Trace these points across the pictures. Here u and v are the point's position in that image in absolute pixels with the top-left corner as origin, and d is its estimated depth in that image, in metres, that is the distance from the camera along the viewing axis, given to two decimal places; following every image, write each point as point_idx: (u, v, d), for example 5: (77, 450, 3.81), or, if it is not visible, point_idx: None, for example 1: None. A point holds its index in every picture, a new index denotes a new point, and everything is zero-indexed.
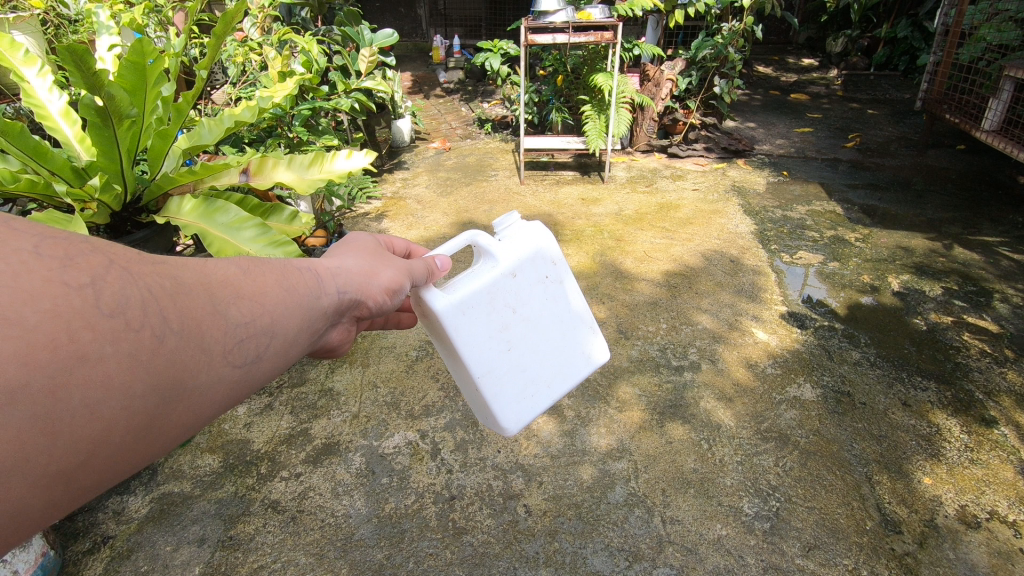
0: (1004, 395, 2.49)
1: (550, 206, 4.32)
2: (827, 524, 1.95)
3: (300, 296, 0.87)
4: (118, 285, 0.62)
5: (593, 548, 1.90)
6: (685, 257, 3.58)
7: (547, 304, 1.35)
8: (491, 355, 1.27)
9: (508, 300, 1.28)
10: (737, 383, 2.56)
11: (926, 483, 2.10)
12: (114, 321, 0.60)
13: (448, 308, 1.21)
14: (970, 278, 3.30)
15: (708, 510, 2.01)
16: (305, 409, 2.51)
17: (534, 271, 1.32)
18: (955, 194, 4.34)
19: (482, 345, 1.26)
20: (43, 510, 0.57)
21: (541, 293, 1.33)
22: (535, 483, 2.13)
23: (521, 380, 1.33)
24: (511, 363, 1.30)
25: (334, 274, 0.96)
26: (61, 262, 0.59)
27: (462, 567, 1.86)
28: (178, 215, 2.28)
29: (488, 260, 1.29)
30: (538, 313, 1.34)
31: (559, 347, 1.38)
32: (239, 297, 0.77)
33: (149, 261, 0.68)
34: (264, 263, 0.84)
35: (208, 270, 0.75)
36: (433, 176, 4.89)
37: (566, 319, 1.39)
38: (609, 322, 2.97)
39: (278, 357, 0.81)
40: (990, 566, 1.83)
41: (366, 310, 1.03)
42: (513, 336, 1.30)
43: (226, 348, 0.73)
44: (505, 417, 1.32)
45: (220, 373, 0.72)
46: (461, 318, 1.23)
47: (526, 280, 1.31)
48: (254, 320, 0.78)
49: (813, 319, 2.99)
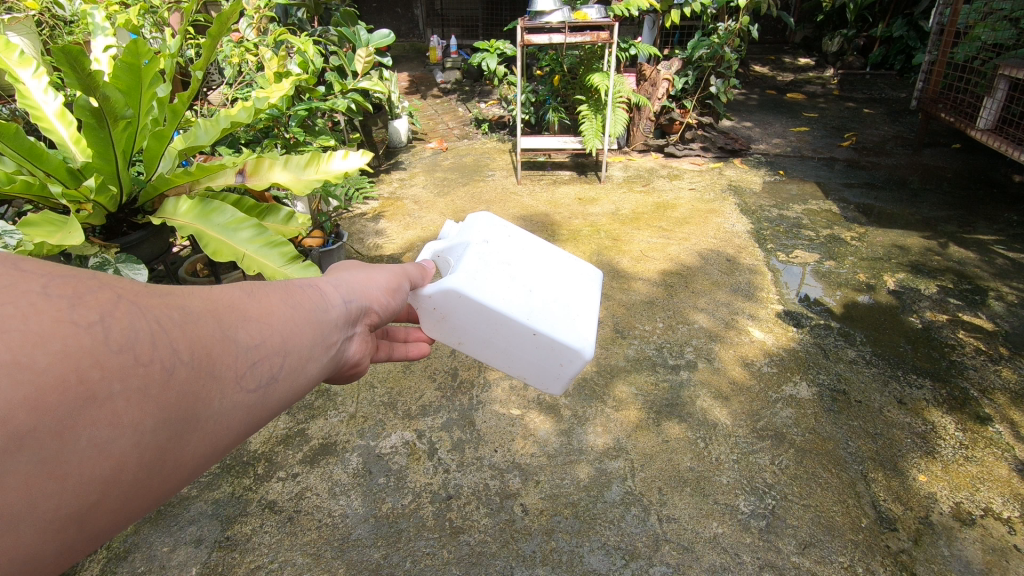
0: (998, 392, 2.50)
1: (547, 206, 4.32)
2: (823, 521, 1.96)
3: (309, 311, 0.88)
4: (128, 320, 0.61)
5: (590, 546, 1.91)
6: (682, 255, 3.60)
7: (533, 249, 1.38)
8: (522, 299, 1.25)
9: (500, 255, 1.31)
10: (734, 381, 2.57)
11: (921, 480, 2.11)
12: (124, 358, 0.59)
13: (461, 281, 1.20)
14: (966, 277, 3.31)
15: (704, 508, 2.01)
16: (302, 410, 2.52)
17: (499, 233, 1.35)
18: (951, 193, 4.36)
19: (508, 296, 1.23)
20: (57, 556, 0.54)
21: (521, 243, 1.37)
22: (532, 482, 2.14)
23: (559, 309, 1.29)
24: (545, 297, 1.28)
25: (336, 286, 0.97)
26: (70, 301, 0.57)
27: (459, 566, 1.87)
28: (174, 215, 2.28)
29: (460, 247, 1.31)
30: (528, 259, 1.35)
31: (563, 275, 1.37)
32: (247, 321, 0.76)
33: (156, 292, 0.67)
34: (268, 285, 0.84)
35: (214, 295, 0.75)
36: (430, 177, 4.90)
37: (552, 260, 1.39)
38: (606, 321, 2.98)
39: (292, 377, 0.81)
40: (984, 562, 1.84)
41: (375, 316, 1.04)
42: (526, 279, 1.30)
43: (237, 374, 0.72)
44: (575, 341, 1.25)
45: (233, 400, 0.71)
46: (476, 285, 1.21)
47: (502, 239, 1.34)
48: (264, 342, 0.77)
49: (809, 317, 3.00)
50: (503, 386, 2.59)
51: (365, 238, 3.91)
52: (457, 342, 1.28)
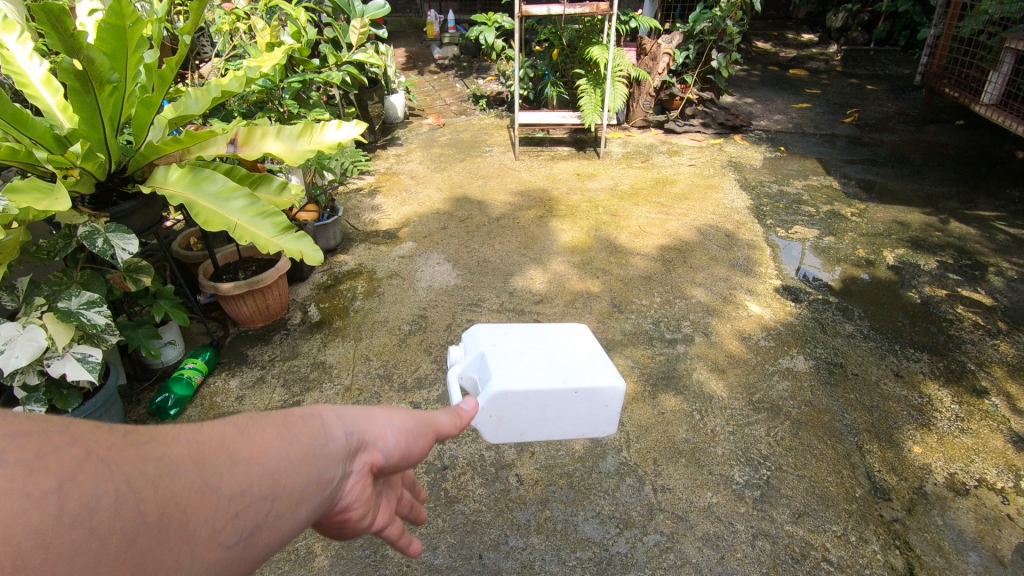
0: (996, 365, 2.50)
1: (546, 182, 4.28)
2: (817, 491, 1.97)
3: (318, 446, 0.76)
4: (89, 486, 0.54)
5: (584, 516, 1.91)
6: (680, 230, 3.57)
7: (522, 331, 1.25)
8: (545, 372, 1.14)
9: (506, 351, 1.17)
10: (731, 355, 2.56)
11: (916, 452, 2.11)
12: (75, 532, 0.52)
13: (500, 378, 1.09)
14: (966, 252, 3.29)
15: (699, 479, 2.02)
16: (298, 382, 2.52)
17: (487, 336, 1.20)
18: (953, 169, 4.32)
19: (531, 374, 1.12)
20: None
21: (511, 331, 1.23)
22: (527, 453, 2.14)
23: (569, 364, 1.18)
24: (560, 363, 1.17)
25: (348, 414, 0.82)
26: (25, 467, 0.51)
27: (454, 535, 1.87)
28: (165, 184, 2.23)
29: (479, 360, 1.16)
30: (524, 338, 1.22)
31: (557, 337, 1.26)
32: (234, 462, 0.66)
33: (134, 442, 0.60)
34: (268, 415, 0.74)
35: (202, 436, 0.66)
36: (427, 153, 4.84)
37: (540, 329, 1.26)
38: (603, 296, 2.97)
39: (286, 525, 0.69)
40: (977, 531, 1.84)
41: (407, 456, 0.87)
42: (534, 357, 1.17)
43: (215, 528, 0.62)
44: (605, 382, 1.14)
45: (207, 563, 0.60)
46: (509, 369, 1.11)
47: (495, 336, 1.20)
48: (254, 486, 0.67)
49: (807, 293, 2.99)
50: None
51: (361, 214, 3.89)
52: (522, 435, 1.13)
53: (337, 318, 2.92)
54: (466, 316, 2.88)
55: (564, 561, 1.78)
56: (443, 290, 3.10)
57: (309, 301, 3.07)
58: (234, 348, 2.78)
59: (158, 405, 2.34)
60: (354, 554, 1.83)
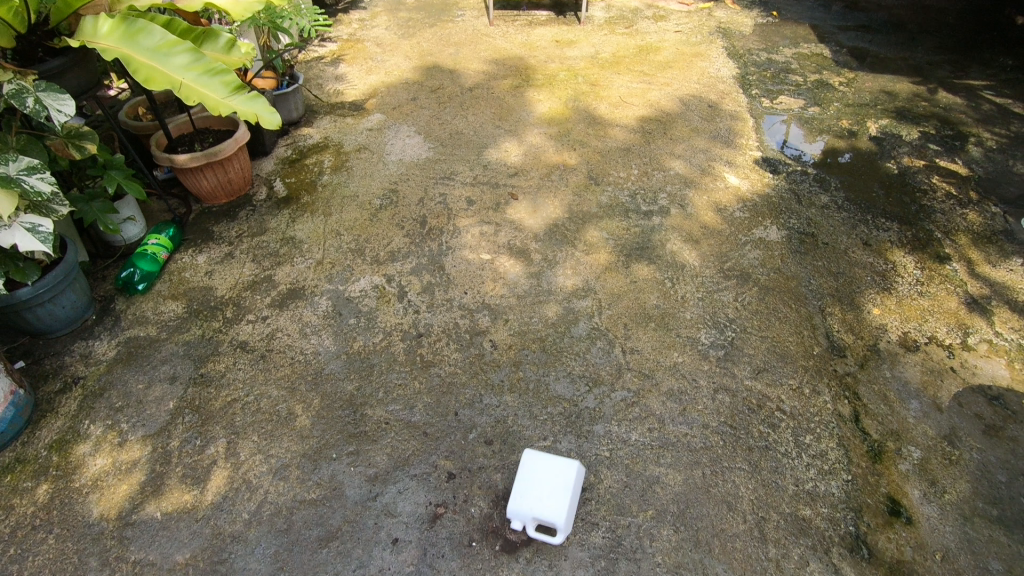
0: (961, 233, 2.54)
1: (522, 49, 3.99)
2: (777, 350, 2.06)
3: None
4: None
5: (556, 376, 1.99)
6: (662, 101, 3.41)
7: (526, 480, 1.57)
8: (554, 492, 1.55)
9: (537, 491, 1.55)
10: (705, 225, 2.56)
11: (875, 313, 2.20)
12: None
13: (550, 511, 1.52)
14: (949, 123, 3.22)
15: (666, 341, 2.09)
16: (267, 257, 2.48)
17: (523, 500, 1.55)
18: (949, 36, 4.11)
19: (556, 499, 1.54)
20: None
21: (523, 486, 1.57)
22: (501, 320, 2.18)
23: (552, 475, 1.57)
24: (551, 479, 1.57)
25: None
26: None
27: (430, 396, 1.94)
28: (94, 37, 1.98)
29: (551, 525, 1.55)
30: (531, 486, 1.56)
31: (537, 475, 1.57)
32: None
33: None
34: None
35: None
36: (393, 16, 4.44)
37: (535, 473, 1.58)
38: (579, 169, 2.89)
39: None
40: (921, 382, 1.97)
41: None
42: (546, 488, 1.56)
43: None
44: (568, 470, 1.58)
45: None
46: (555, 504, 1.53)
47: (528, 490, 1.56)
48: None
49: (786, 164, 2.94)
50: (472, 233, 2.55)
51: (324, 84, 3.63)
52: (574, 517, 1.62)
53: (304, 194, 2.82)
54: (438, 190, 2.79)
55: (535, 415, 1.88)
56: (414, 163, 2.98)
57: (274, 177, 2.94)
58: (198, 224, 2.68)
59: (124, 281, 2.30)
60: (334, 414, 1.90)
